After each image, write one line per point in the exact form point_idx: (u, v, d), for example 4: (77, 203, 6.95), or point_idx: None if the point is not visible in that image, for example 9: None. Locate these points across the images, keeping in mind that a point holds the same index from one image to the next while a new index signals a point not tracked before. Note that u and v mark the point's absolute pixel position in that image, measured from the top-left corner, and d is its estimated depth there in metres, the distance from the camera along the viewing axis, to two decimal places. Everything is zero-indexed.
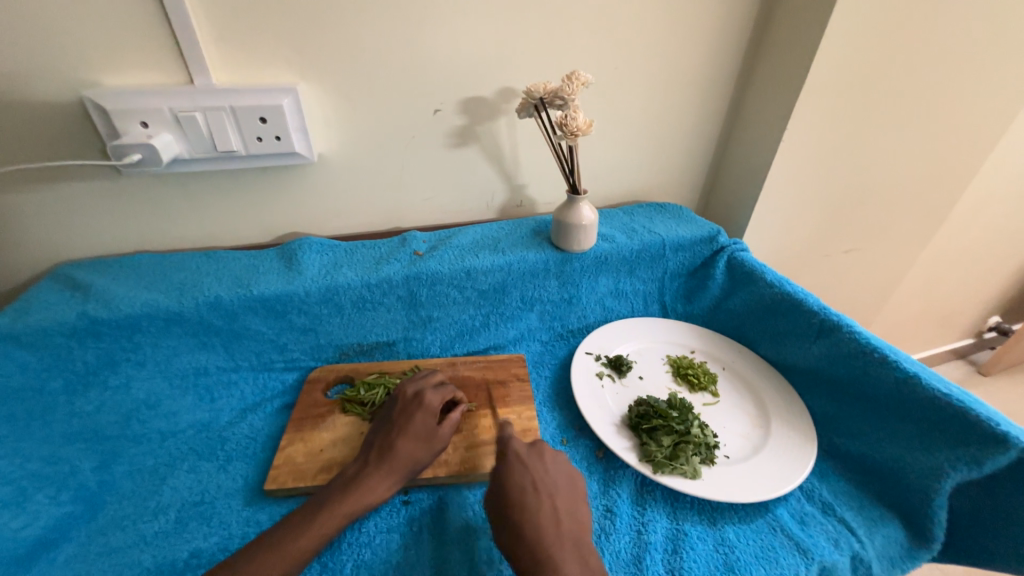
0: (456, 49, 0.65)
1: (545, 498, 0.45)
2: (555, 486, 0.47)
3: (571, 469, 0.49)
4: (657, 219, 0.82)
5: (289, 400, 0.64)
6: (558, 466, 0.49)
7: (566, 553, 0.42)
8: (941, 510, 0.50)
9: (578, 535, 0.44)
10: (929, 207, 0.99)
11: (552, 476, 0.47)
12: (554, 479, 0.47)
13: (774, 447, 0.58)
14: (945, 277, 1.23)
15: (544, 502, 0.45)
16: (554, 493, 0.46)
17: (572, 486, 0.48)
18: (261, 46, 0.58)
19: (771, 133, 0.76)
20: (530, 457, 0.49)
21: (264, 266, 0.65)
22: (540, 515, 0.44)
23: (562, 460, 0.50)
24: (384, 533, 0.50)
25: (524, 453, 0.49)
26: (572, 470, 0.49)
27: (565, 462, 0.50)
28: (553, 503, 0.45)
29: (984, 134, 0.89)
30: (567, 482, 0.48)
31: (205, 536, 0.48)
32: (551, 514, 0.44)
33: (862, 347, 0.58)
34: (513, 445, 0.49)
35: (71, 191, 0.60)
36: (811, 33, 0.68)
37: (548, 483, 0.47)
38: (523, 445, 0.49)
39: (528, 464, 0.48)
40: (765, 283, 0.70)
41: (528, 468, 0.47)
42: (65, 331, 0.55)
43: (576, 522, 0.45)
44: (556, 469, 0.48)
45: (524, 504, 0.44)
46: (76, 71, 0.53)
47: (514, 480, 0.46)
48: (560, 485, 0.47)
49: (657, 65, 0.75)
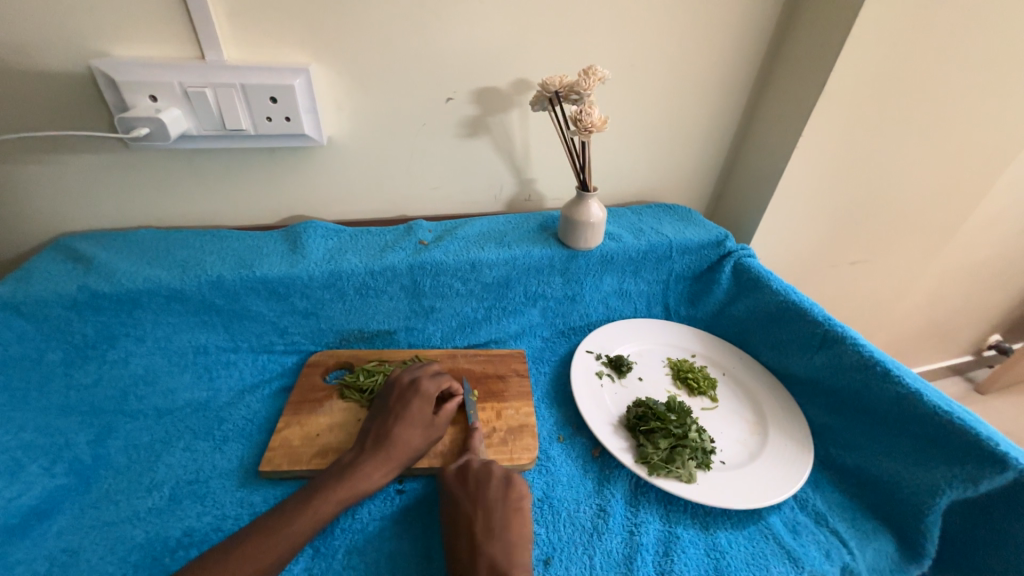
0: (471, 38, 0.64)
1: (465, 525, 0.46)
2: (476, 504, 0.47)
3: (497, 483, 0.49)
4: (664, 220, 0.81)
5: (286, 383, 0.64)
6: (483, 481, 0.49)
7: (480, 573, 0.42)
8: (934, 526, 0.50)
9: (496, 556, 0.43)
10: (939, 222, 0.98)
11: (472, 497, 0.48)
12: (475, 499, 0.47)
13: (770, 456, 0.57)
14: (949, 293, 1.23)
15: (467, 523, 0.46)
16: (472, 515, 0.46)
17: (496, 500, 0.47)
18: (275, 24, 0.57)
19: (786, 140, 0.75)
20: (455, 481, 0.49)
21: (268, 248, 0.64)
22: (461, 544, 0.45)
23: (486, 477, 0.49)
24: (376, 521, 0.50)
25: (449, 474, 0.50)
26: (498, 485, 0.48)
27: (488, 478, 0.49)
28: (470, 528, 0.45)
29: (999, 152, 0.88)
30: (495, 495, 0.48)
31: (199, 515, 0.48)
32: (468, 541, 0.44)
33: (864, 360, 0.58)
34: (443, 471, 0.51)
35: (76, 163, 0.59)
36: (833, 39, 0.66)
37: (469, 505, 0.47)
38: (450, 467, 0.51)
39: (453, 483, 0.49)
40: (770, 291, 0.70)
41: (452, 494, 0.49)
42: (65, 303, 0.55)
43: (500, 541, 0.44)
44: (480, 487, 0.48)
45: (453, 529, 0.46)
46: (85, 41, 0.52)
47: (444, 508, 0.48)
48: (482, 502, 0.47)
49: (674, 64, 0.74)
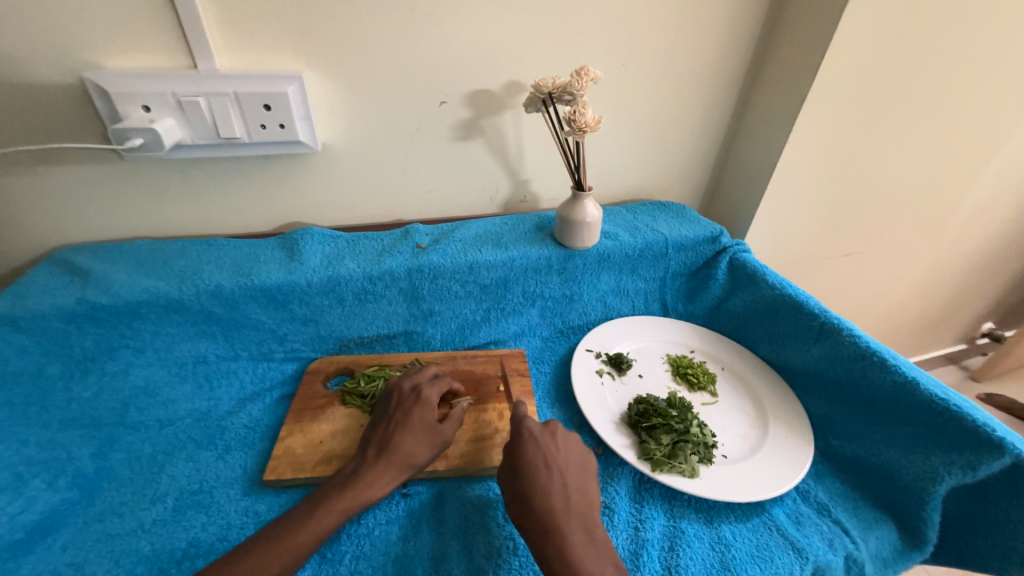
0: (462, 41, 0.64)
1: (554, 473, 0.46)
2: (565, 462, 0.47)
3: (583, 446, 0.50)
4: (659, 217, 0.81)
5: (288, 390, 0.64)
6: (570, 443, 0.49)
7: (574, 527, 0.43)
8: (935, 513, 0.51)
9: (587, 508, 0.45)
10: (930, 212, 0.99)
11: (564, 453, 0.48)
12: (568, 456, 0.48)
13: (771, 448, 0.58)
14: (941, 283, 1.24)
15: (556, 477, 0.46)
16: (566, 470, 0.47)
17: (582, 462, 0.48)
18: (266, 32, 0.57)
19: (776, 135, 0.76)
20: (544, 435, 0.49)
21: (265, 255, 0.64)
22: (553, 490, 0.45)
23: (575, 437, 0.50)
24: (382, 525, 0.50)
25: (536, 430, 0.49)
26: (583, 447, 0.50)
27: (576, 440, 0.50)
28: (565, 479, 0.46)
29: (986, 142, 0.89)
30: (578, 457, 0.49)
31: (204, 525, 0.48)
32: (562, 490, 0.45)
33: (861, 350, 0.59)
34: (527, 424, 0.49)
35: (68, 174, 0.59)
36: (820, 34, 0.67)
37: (560, 460, 0.47)
38: (536, 423, 0.50)
39: (540, 440, 0.48)
40: (766, 285, 0.70)
41: (540, 446, 0.48)
42: (63, 317, 0.54)
43: (586, 498, 0.45)
44: (568, 445, 0.49)
45: (534, 478, 0.45)
46: (76, 53, 0.52)
47: (528, 455, 0.47)
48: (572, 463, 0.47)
49: (665, 63, 0.74)
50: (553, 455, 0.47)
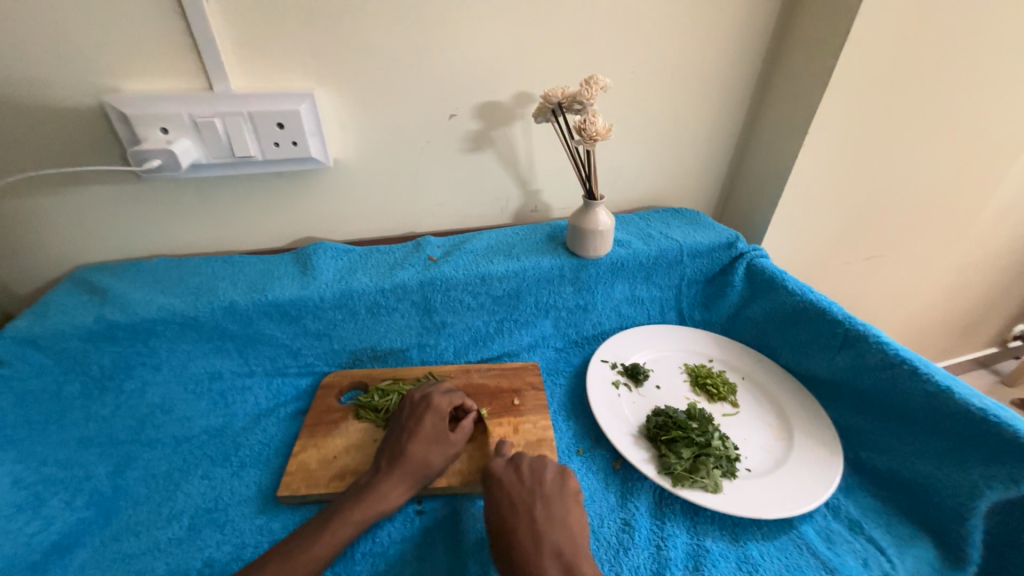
0: (471, 54, 0.65)
1: (522, 512, 0.45)
2: (534, 497, 0.46)
3: (553, 476, 0.49)
4: (673, 224, 0.80)
5: (302, 405, 0.64)
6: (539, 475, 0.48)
7: (545, 561, 0.41)
8: (976, 531, 0.48)
9: (562, 542, 0.43)
10: (955, 212, 0.96)
11: (531, 488, 0.47)
12: (534, 490, 0.47)
13: (798, 461, 0.56)
14: (969, 284, 1.20)
15: (523, 514, 0.45)
16: (534, 505, 0.45)
17: (555, 492, 0.47)
18: (279, 52, 0.58)
19: (791, 138, 0.75)
20: (507, 470, 0.49)
21: (279, 271, 0.65)
22: (521, 531, 0.44)
23: (542, 468, 0.49)
24: (397, 543, 0.49)
25: (499, 468, 0.49)
26: (553, 477, 0.48)
27: (546, 468, 0.49)
28: (532, 515, 0.45)
29: (1011, 139, 0.87)
30: (552, 487, 0.47)
31: (218, 544, 0.48)
32: (531, 527, 0.44)
33: (889, 358, 0.56)
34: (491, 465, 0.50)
35: (89, 195, 0.60)
36: (834, 34, 0.66)
37: (527, 496, 0.46)
38: (499, 462, 0.50)
39: (503, 477, 0.48)
40: (786, 291, 0.69)
41: (505, 483, 0.48)
42: (82, 335, 0.55)
43: (562, 528, 0.44)
44: (536, 476, 0.48)
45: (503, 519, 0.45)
46: (98, 78, 0.54)
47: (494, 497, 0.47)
48: (541, 494, 0.47)
49: (675, 68, 0.74)
50: (520, 491, 0.47)
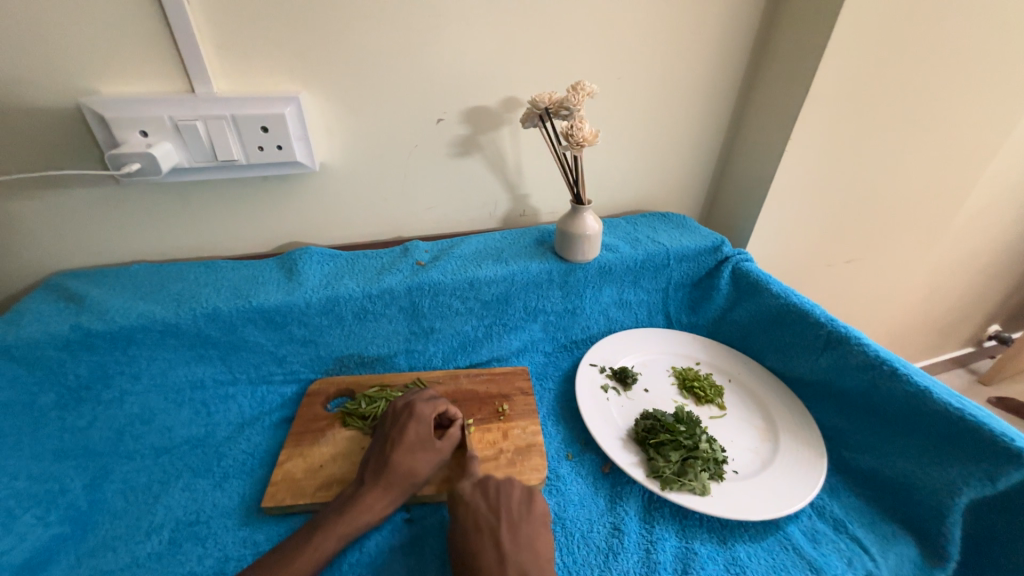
0: (459, 59, 0.65)
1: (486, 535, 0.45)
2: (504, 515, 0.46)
3: (519, 497, 0.48)
4: (660, 228, 0.81)
5: (287, 413, 0.63)
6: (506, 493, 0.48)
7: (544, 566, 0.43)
8: (955, 528, 0.49)
9: (526, 562, 0.42)
10: (931, 216, 0.99)
11: (496, 509, 0.47)
12: (499, 510, 0.47)
13: (783, 463, 0.56)
14: (945, 286, 1.23)
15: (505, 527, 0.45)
16: (496, 526, 0.45)
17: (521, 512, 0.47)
18: (265, 56, 0.57)
19: (774, 144, 0.76)
20: (474, 492, 0.49)
21: (263, 277, 0.64)
22: (485, 552, 0.43)
23: (509, 488, 0.49)
24: (385, 553, 0.49)
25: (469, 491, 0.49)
26: (520, 497, 0.48)
27: (510, 488, 0.49)
28: (497, 539, 0.44)
29: (984, 145, 0.89)
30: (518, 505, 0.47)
31: (200, 558, 0.47)
32: (496, 553, 0.43)
33: (870, 359, 0.57)
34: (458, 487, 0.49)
35: (65, 200, 0.59)
36: (813, 41, 0.68)
37: (491, 516, 0.46)
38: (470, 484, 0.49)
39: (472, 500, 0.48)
40: (770, 294, 0.70)
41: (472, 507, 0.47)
42: (58, 344, 0.54)
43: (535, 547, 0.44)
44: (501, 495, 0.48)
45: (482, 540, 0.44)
46: (76, 80, 0.53)
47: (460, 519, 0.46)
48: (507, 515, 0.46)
49: (660, 74, 0.75)
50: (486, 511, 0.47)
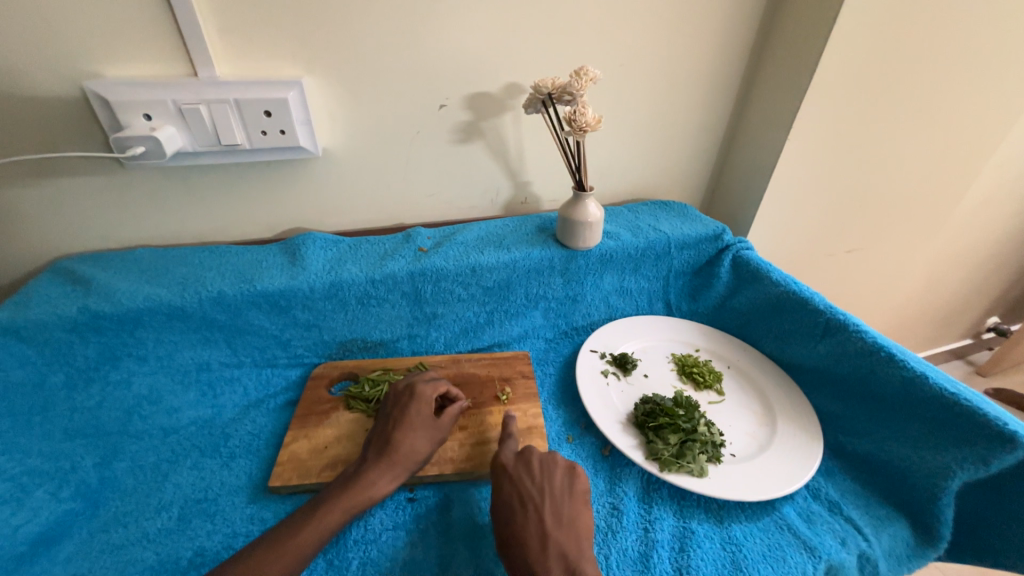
0: (461, 44, 0.64)
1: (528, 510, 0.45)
2: (543, 493, 0.47)
3: (562, 478, 0.49)
4: (661, 217, 0.81)
5: (292, 396, 0.64)
6: (547, 472, 0.49)
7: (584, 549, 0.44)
8: (947, 509, 0.50)
9: (567, 545, 0.43)
10: (932, 206, 0.99)
11: (540, 486, 0.47)
12: (542, 487, 0.47)
13: (779, 446, 0.57)
14: (945, 277, 1.24)
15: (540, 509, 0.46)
16: (540, 503, 0.46)
17: (563, 493, 0.47)
18: (267, 39, 0.57)
19: (777, 133, 0.76)
20: (518, 468, 0.49)
21: (267, 261, 0.64)
22: (527, 528, 0.44)
23: (552, 466, 0.50)
24: (389, 530, 0.50)
25: (511, 466, 0.50)
26: (564, 477, 0.49)
27: (554, 469, 0.49)
28: (541, 517, 0.45)
29: (987, 135, 0.89)
30: (559, 488, 0.48)
31: (209, 534, 0.48)
32: (539, 530, 0.44)
33: (868, 345, 0.58)
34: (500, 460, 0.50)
35: (69, 183, 0.59)
36: (818, 28, 0.67)
37: (534, 493, 0.47)
38: (511, 459, 0.50)
39: (516, 477, 0.48)
40: (770, 282, 0.70)
41: (515, 481, 0.48)
42: (66, 326, 0.54)
43: (572, 531, 0.45)
44: (546, 475, 0.49)
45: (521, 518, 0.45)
46: (79, 63, 0.53)
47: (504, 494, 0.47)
48: (550, 494, 0.47)
49: (663, 61, 0.74)
50: (529, 488, 0.47)
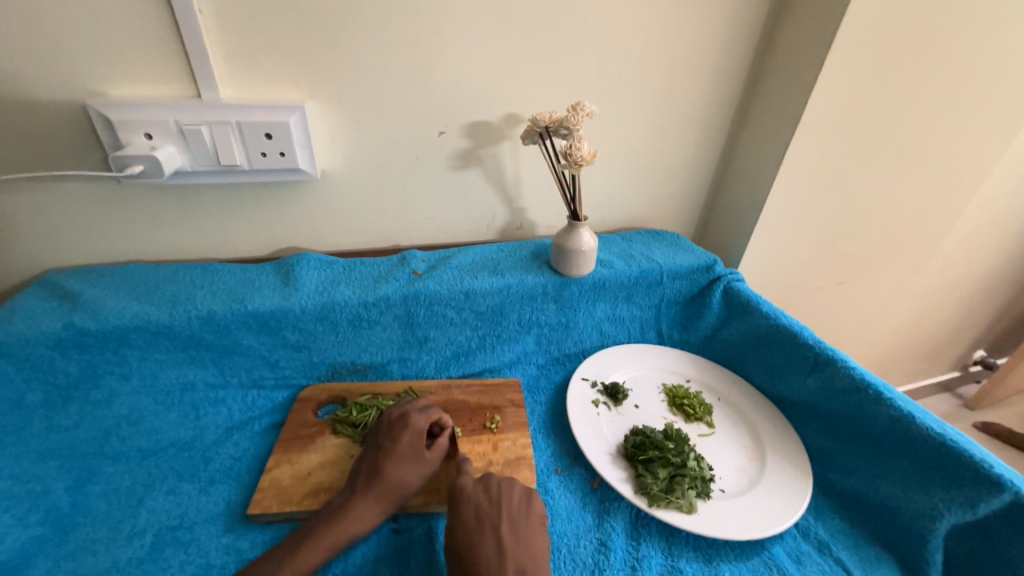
0: (464, 75, 0.66)
1: (485, 531, 0.45)
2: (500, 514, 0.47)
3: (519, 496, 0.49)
4: (654, 246, 0.82)
5: (277, 419, 0.62)
6: (504, 493, 0.49)
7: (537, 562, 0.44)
8: (936, 552, 0.50)
9: (525, 560, 0.44)
10: (918, 242, 1.02)
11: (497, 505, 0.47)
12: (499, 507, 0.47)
13: (768, 482, 0.57)
14: (932, 311, 1.26)
15: (492, 528, 0.45)
16: (497, 521, 0.46)
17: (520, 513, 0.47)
18: (273, 64, 0.58)
19: (767, 169, 0.78)
20: (476, 489, 0.49)
21: (259, 281, 0.64)
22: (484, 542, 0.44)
23: (510, 487, 0.49)
24: (370, 563, 0.48)
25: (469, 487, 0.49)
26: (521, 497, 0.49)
27: (511, 490, 0.49)
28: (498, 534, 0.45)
29: (969, 175, 0.92)
30: (517, 509, 0.48)
31: (182, 564, 0.46)
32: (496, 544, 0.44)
33: (856, 382, 0.59)
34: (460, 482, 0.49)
35: (66, 198, 0.59)
36: (806, 73, 0.70)
37: (492, 512, 0.47)
38: (469, 480, 0.50)
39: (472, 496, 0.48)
40: (760, 315, 0.71)
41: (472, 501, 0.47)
42: (49, 343, 0.53)
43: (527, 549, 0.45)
44: (503, 496, 0.48)
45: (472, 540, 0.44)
46: (86, 82, 0.53)
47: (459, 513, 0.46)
48: (507, 514, 0.47)
49: (658, 97, 0.77)
50: (486, 506, 0.47)
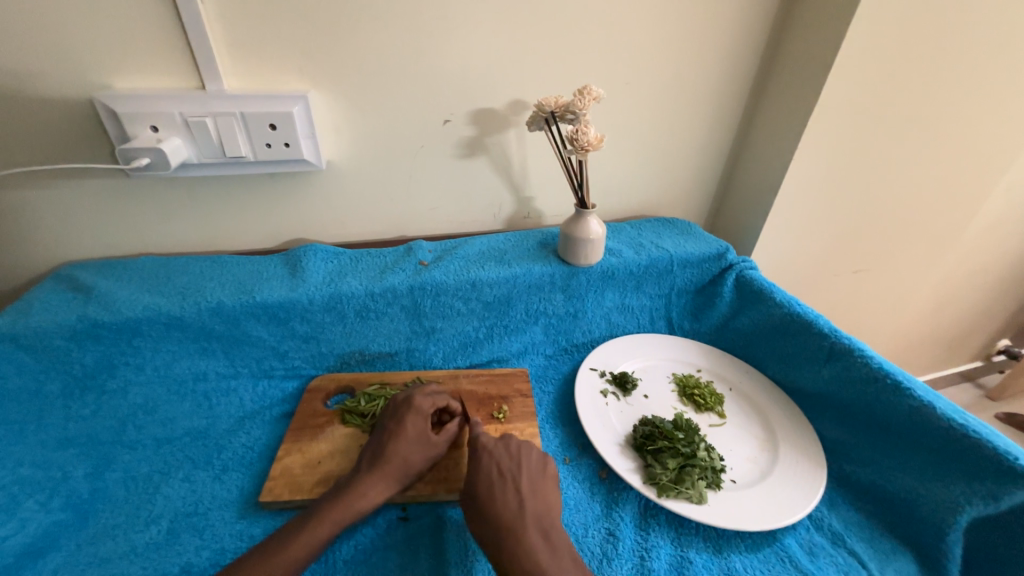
0: (468, 61, 0.65)
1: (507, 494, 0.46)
2: (520, 471, 0.48)
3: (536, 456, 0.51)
4: (664, 234, 0.81)
5: (288, 408, 0.63)
6: (522, 450, 0.50)
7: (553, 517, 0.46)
8: (956, 545, 0.49)
9: (541, 511, 0.45)
10: (941, 227, 0.98)
11: (517, 461, 0.49)
12: (518, 463, 0.49)
13: (781, 473, 0.56)
14: (954, 299, 1.22)
15: (511, 486, 0.47)
16: (517, 475, 0.48)
17: (537, 471, 0.49)
18: (275, 54, 0.58)
19: (782, 152, 0.76)
20: (496, 445, 0.50)
21: (268, 272, 0.64)
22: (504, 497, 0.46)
23: (529, 448, 0.51)
24: (380, 551, 0.49)
25: (490, 443, 0.50)
26: (538, 457, 0.51)
27: (530, 448, 0.51)
28: (518, 486, 0.47)
29: (997, 156, 0.88)
30: (534, 466, 0.49)
31: (197, 549, 0.47)
32: (516, 499, 0.46)
33: (873, 372, 0.57)
34: (480, 438, 0.51)
35: (77, 192, 0.60)
36: (824, 51, 0.67)
37: (511, 467, 0.49)
38: (489, 437, 0.51)
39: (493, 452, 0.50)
40: (774, 303, 0.69)
41: (494, 457, 0.49)
42: (65, 334, 0.55)
43: (543, 502, 0.46)
44: (523, 453, 0.50)
45: (491, 495, 0.46)
46: (92, 76, 0.54)
47: (482, 467, 0.48)
48: (526, 469, 0.49)
49: (668, 79, 0.74)
50: (507, 463, 0.49)
